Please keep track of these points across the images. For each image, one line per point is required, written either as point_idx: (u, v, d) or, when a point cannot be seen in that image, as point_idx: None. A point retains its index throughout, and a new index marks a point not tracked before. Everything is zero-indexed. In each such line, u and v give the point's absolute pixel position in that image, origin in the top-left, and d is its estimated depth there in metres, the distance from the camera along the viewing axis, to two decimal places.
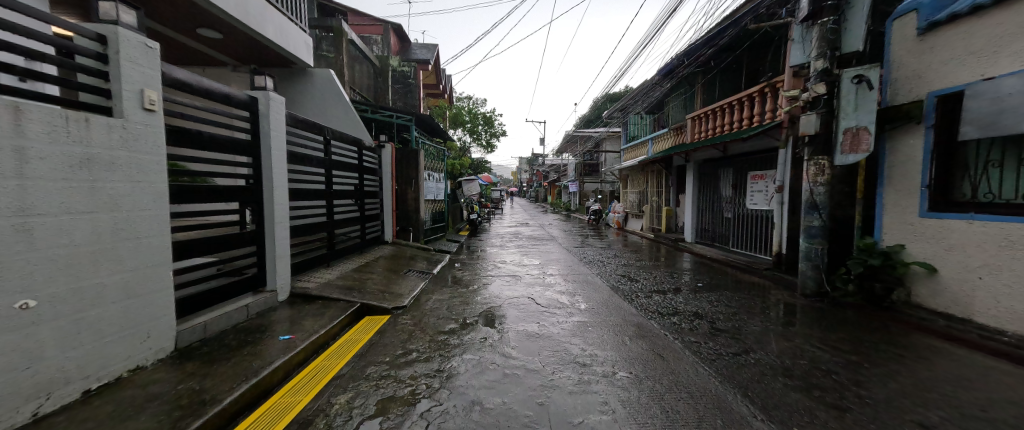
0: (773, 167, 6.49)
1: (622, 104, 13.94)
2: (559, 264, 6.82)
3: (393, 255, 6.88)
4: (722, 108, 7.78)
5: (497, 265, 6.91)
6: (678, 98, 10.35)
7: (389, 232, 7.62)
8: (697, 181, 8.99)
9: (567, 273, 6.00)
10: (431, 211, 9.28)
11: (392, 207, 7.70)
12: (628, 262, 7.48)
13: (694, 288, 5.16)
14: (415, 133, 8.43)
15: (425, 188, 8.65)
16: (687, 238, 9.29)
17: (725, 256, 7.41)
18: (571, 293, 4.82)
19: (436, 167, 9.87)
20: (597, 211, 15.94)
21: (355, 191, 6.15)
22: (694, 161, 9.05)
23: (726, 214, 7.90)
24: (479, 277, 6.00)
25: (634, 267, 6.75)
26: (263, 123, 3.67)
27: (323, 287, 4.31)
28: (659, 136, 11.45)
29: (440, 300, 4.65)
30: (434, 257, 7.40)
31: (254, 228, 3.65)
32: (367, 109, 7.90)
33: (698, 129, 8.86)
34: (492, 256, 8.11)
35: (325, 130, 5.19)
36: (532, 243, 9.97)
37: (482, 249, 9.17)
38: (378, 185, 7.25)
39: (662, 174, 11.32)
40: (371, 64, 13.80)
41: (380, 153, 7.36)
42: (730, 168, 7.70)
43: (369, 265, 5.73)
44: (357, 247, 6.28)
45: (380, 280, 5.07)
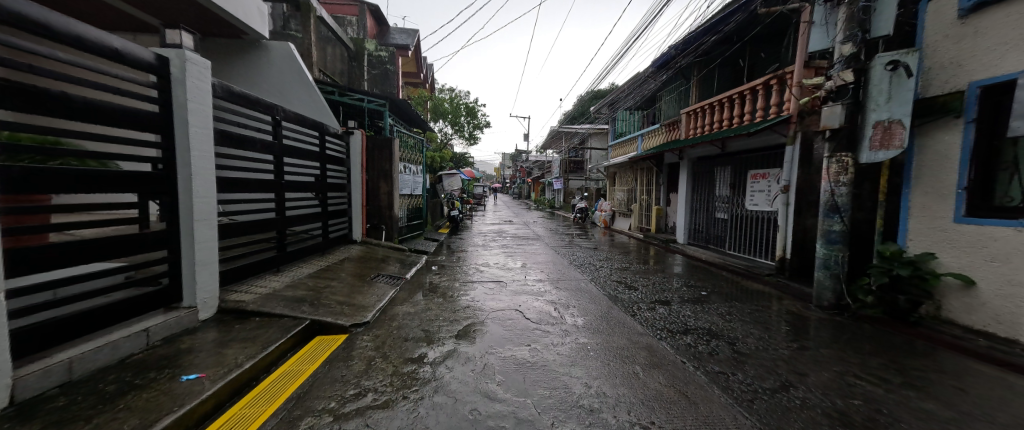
0: (776, 166, 6.07)
1: (612, 99, 13.45)
2: (547, 268, 6.18)
3: (361, 257, 6.08)
4: (721, 102, 7.33)
5: (479, 269, 6.21)
6: (672, 92, 9.86)
7: (358, 230, 6.80)
8: (691, 180, 8.55)
9: (557, 279, 5.37)
10: (408, 207, 8.47)
11: (362, 201, 6.87)
12: (621, 265, 6.93)
13: (699, 297, 4.64)
14: (390, 120, 7.58)
15: (400, 181, 7.83)
16: (679, 239, 8.86)
17: (721, 259, 6.96)
18: (564, 304, 4.19)
19: (414, 159, 9.02)
20: (583, 210, 15.45)
21: (315, 183, 5.33)
22: (688, 158, 8.60)
23: (722, 215, 7.47)
24: (458, 283, 5.28)
25: (629, 271, 6.20)
26: (176, 92, 2.82)
27: (264, 299, 3.51)
28: (651, 132, 10.99)
29: (411, 314, 3.92)
30: (408, 259, 6.63)
31: (164, 228, 2.82)
32: (335, 92, 6.99)
33: (694, 124, 8.40)
34: (473, 257, 7.40)
35: (275, 108, 4.34)
36: (517, 242, 9.32)
37: (463, 249, 8.43)
38: (345, 177, 6.44)
39: (652, 172, 10.87)
40: (345, 47, 12.74)
41: (348, 140, 6.56)
42: (728, 166, 7.26)
43: (329, 269, 4.93)
44: (317, 248, 5.45)
45: (339, 288, 4.29)
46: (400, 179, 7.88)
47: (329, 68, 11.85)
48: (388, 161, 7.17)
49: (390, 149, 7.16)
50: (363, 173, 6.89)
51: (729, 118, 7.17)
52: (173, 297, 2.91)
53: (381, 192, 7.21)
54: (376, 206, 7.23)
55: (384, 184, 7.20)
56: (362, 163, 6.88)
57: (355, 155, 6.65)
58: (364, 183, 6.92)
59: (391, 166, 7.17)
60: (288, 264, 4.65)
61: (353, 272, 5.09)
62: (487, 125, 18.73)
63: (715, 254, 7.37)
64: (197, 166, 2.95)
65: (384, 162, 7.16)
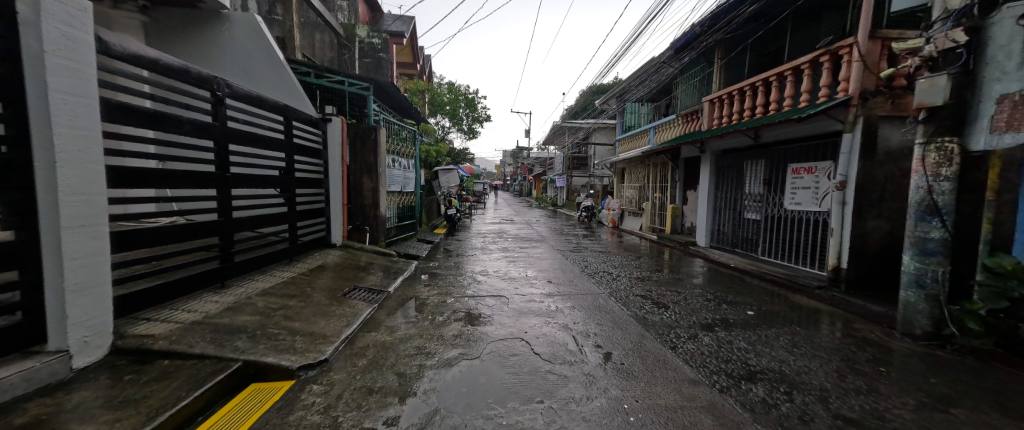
0: (826, 158, 5.18)
1: (623, 90, 12.48)
2: (555, 277, 5.28)
3: (336, 263, 5.21)
4: (752, 86, 6.43)
5: (476, 278, 5.32)
6: (691, 79, 8.91)
7: (337, 233, 5.95)
8: (714, 175, 7.63)
9: (569, 293, 4.47)
10: (398, 205, 7.56)
11: (342, 199, 6.01)
12: (639, 272, 6.05)
13: (749, 319, 3.74)
14: (376, 107, 6.66)
15: (387, 176, 6.91)
16: (700, 242, 7.95)
17: (754, 265, 6.06)
18: (583, 331, 3.30)
19: (405, 152, 8.09)
20: (588, 208, 14.56)
21: (278, 178, 4.46)
22: (709, 152, 7.70)
23: (753, 215, 6.56)
24: (451, 298, 4.38)
25: (653, 281, 5.31)
26: (28, 40, 1.92)
27: (187, 330, 2.63)
28: (665, 124, 10.09)
29: (384, 345, 3.03)
30: (394, 266, 5.73)
31: (14, 238, 1.91)
32: (311, 73, 6.06)
33: (717, 113, 7.50)
34: (470, 262, 6.50)
35: (215, 81, 3.44)
36: (520, 244, 8.45)
37: (459, 253, 7.52)
38: (321, 170, 5.58)
39: (667, 167, 9.96)
40: (335, 33, 11.81)
41: (325, 128, 5.71)
42: (761, 159, 6.35)
43: (292, 282, 4.04)
44: (281, 254, 4.58)
45: (299, 308, 3.40)
46: (387, 174, 6.96)
47: (315, 54, 10.91)
48: (372, 154, 6.23)
49: (375, 139, 6.22)
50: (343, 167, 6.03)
51: (762, 105, 6.27)
52: (30, 336, 1.99)
53: (365, 188, 6.27)
54: (359, 205, 6.29)
55: (368, 179, 6.27)
56: (342, 154, 6.01)
57: (333, 145, 5.80)
58: (344, 178, 6.04)
59: (375, 158, 6.23)
60: (236, 277, 3.76)
61: (322, 285, 4.20)
62: (487, 118, 17.81)
63: (745, 259, 6.45)
64: (68, 150, 2.07)
65: (368, 153, 6.24)
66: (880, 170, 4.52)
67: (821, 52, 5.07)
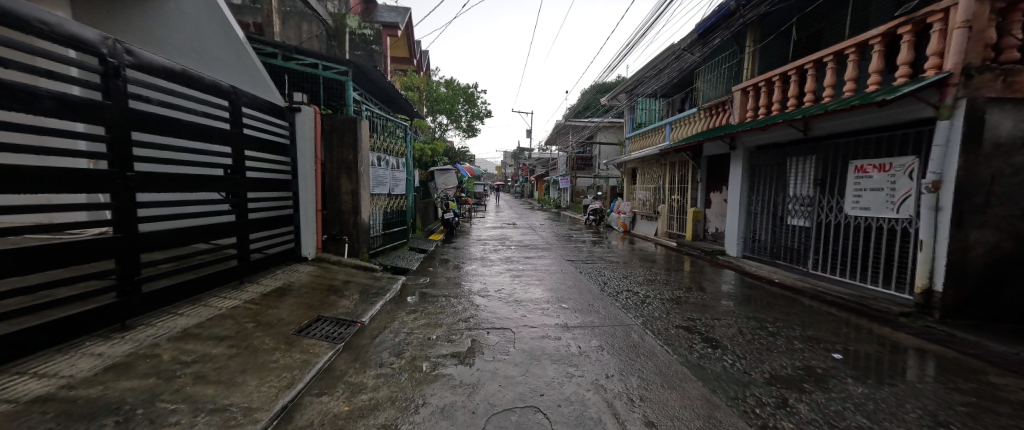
0: (904, 153, 4.21)
1: (634, 83, 11.53)
2: (571, 299, 4.32)
3: (302, 281, 4.24)
4: (797, 70, 5.49)
5: (473, 300, 4.35)
6: (718, 67, 7.92)
7: (309, 244, 5.05)
8: (748, 175, 6.65)
9: (592, 326, 3.50)
10: (385, 211, 6.61)
11: (315, 203, 5.11)
12: (670, 288, 5.09)
13: (844, 367, 2.75)
14: (357, 96, 5.69)
15: (371, 177, 5.96)
16: (730, 252, 6.97)
17: (805, 283, 5.09)
18: (625, 393, 2.33)
19: (395, 150, 7.13)
20: (597, 211, 13.60)
21: (221, 179, 3.51)
22: (741, 148, 6.74)
23: (799, 222, 5.60)
24: (442, 330, 3.41)
25: (691, 303, 4.34)
26: None
27: (13, 418, 1.66)
28: (684, 119, 9.15)
29: (335, 423, 2.05)
30: (376, 285, 4.74)
31: None
32: (278, 55, 5.11)
33: (751, 104, 6.56)
34: (468, 278, 5.53)
35: (103, 42, 2.42)
36: (524, 253, 7.50)
37: (456, 264, 6.54)
38: (288, 169, 4.71)
39: (687, 166, 9.01)
40: (321, 22, 10.83)
41: (293, 119, 4.81)
42: (811, 156, 5.38)
43: (230, 316, 3.07)
44: (224, 275, 3.65)
45: (224, 361, 2.43)
46: (371, 174, 6.00)
47: (299, 44, 9.99)
48: (350, 149, 5.25)
49: (354, 131, 5.24)
50: (318, 165, 5.12)
51: (810, 92, 5.34)
52: None
53: (342, 191, 5.28)
54: (336, 210, 5.30)
55: (346, 179, 5.28)
56: (317, 149, 5.12)
57: (304, 139, 4.91)
58: (319, 178, 5.12)
59: (355, 155, 5.25)
60: (150, 311, 2.82)
61: (272, 316, 3.22)
62: (488, 115, 16.88)
63: (791, 274, 5.50)
64: None
65: (346, 149, 5.25)
66: (988, 166, 3.54)
67: (897, 23, 4.13)
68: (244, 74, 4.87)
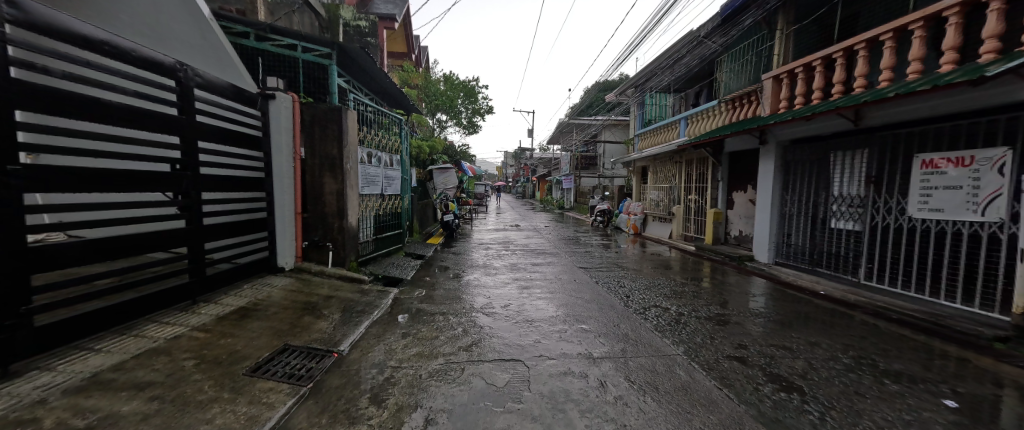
0: (991, 143, 3.52)
1: (645, 76, 10.84)
2: (594, 319, 3.62)
3: (273, 298, 3.57)
4: (843, 53, 4.83)
5: (476, 320, 3.65)
6: (744, 55, 7.25)
7: (286, 252, 4.39)
8: (781, 172, 5.98)
9: (625, 357, 2.82)
10: (376, 213, 5.94)
11: (294, 205, 4.45)
12: (703, 302, 4.39)
13: (976, 423, 2.05)
14: (343, 83, 5.00)
15: (360, 176, 5.30)
16: (761, 258, 6.30)
17: (859, 297, 4.42)
18: None
19: (388, 146, 6.46)
20: (604, 212, 12.92)
21: (162, 176, 2.83)
22: (774, 142, 6.07)
23: (847, 225, 4.91)
24: (439, 363, 2.73)
25: (736, 322, 3.65)
26: None
27: None
28: (703, 112, 8.47)
29: None
30: (362, 301, 4.05)
31: None
32: (251, 34, 4.43)
33: (784, 93, 5.88)
34: (470, 290, 4.85)
35: None
36: (531, 259, 6.80)
37: (457, 273, 5.87)
38: (260, 165, 4.09)
39: (707, 164, 8.33)
40: (311, 12, 10.11)
41: (266, 107, 4.16)
42: (862, 150, 4.70)
43: (166, 351, 2.39)
44: (172, 294, 3.00)
45: (133, 425, 1.75)
46: (359, 172, 5.33)
47: None
48: (335, 143, 4.57)
49: (339, 122, 4.56)
50: (298, 160, 4.46)
51: (860, 76, 4.66)
52: None
53: (325, 191, 4.60)
54: (318, 213, 4.62)
55: (329, 177, 4.60)
56: (297, 142, 4.46)
57: (279, 131, 4.24)
58: (299, 176, 4.46)
59: (340, 150, 4.57)
60: (51, 349, 2.15)
61: (222, 349, 2.54)
62: (488, 111, 16.21)
63: (838, 286, 4.81)
64: None
65: (329, 142, 4.57)
66: None
67: None
68: (214, 60, 4.18)
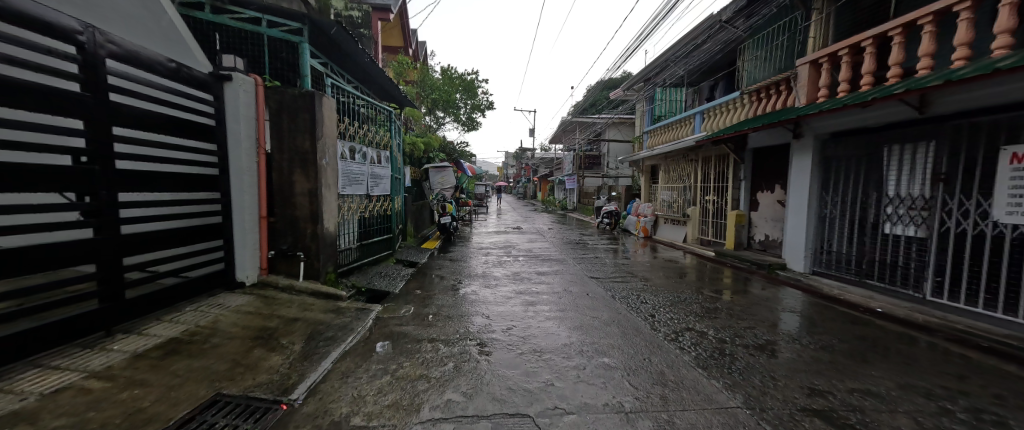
0: None
1: (655, 68, 10.16)
2: (617, 350, 2.92)
3: (219, 324, 2.87)
4: (901, 30, 4.14)
5: (471, 351, 2.94)
6: (771, 40, 6.53)
7: (247, 264, 3.70)
8: (820, 170, 5.28)
9: (667, 411, 2.11)
10: (360, 217, 5.25)
11: (257, 208, 3.76)
12: (744, 321, 3.68)
13: None
14: (319, 65, 4.30)
15: (340, 174, 4.61)
16: (797, 268, 5.59)
17: (929, 317, 3.71)
18: None
19: (376, 141, 5.77)
20: (611, 213, 12.22)
21: (54, 170, 2.13)
22: (810, 136, 5.37)
23: (908, 232, 4.19)
24: (419, 419, 2.04)
25: (795, 352, 2.93)
26: None
27: None
28: (722, 105, 7.76)
29: None
30: (335, 323, 3.35)
31: None
32: (206, 6, 3.76)
33: (823, 80, 5.18)
34: (466, 306, 4.14)
35: None
36: (536, 268, 6.09)
37: (452, 284, 5.16)
38: (212, 160, 3.40)
39: (727, 161, 7.63)
40: None
41: (220, 91, 3.47)
42: (927, 142, 4.00)
43: (29, 416, 1.69)
44: (74, 326, 2.28)
45: None
46: (339, 169, 4.64)
47: None
48: (306, 134, 3.88)
49: (311, 110, 3.87)
50: (263, 155, 3.78)
51: (926, 56, 3.95)
52: None
53: (295, 191, 3.90)
54: (287, 217, 3.91)
55: (300, 175, 3.90)
56: (262, 133, 3.77)
57: (237, 120, 3.55)
58: (264, 175, 3.77)
59: (312, 142, 3.87)
60: None
61: (117, 408, 1.84)
62: (488, 107, 15.58)
63: (898, 303, 4.09)
64: None
65: (300, 134, 3.87)
66: None
67: None
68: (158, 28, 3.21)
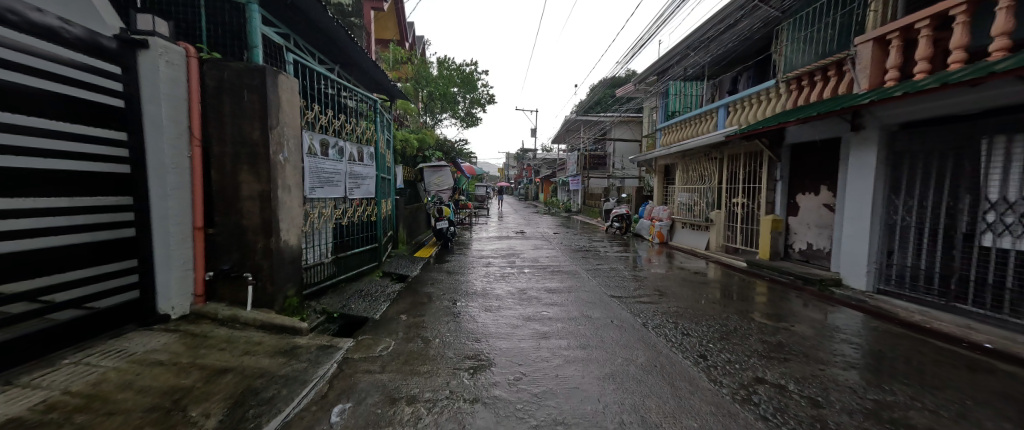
0: None
1: (672, 59, 9.25)
2: (673, 422, 2.03)
3: (102, 387, 1.99)
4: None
5: (465, 423, 2.05)
6: (819, 18, 5.63)
7: (176, 292, 2.83)
8: (890, 167, 4.40)
9: None
10: (336, 224, 4.38)
11: (190, 218, 2.88)
12: (826, 364, 2.79)
13: None
14: (278, 37, 3.42)
15: (307, 173, 3.74)
16: (856, 284, 4.71)
17: None
18: None
19: (357, 134, 4.89)
20: (622, 216, 11.35)
21: None
22: (876, 128, 4.48)
23: (1021, 245, 3.33)
24: None
25: (930, 426, 2.03)
26: None
27: None
28: (755, 96, 6.88)
29: None
30: (280, 373, 2.46)
31: None
32: None
33: (892, 61, 4.32)
34: (462, 339, 3.26)
35: None
36: (544, 283, 5.20)
37: (446, 306, 4.27)
38: (119, 153, 2.53)
39: (760, 160, 6.75)
40: None
41: (132, 62, 2.60)
42: None
43: None
44: None
45: None
46: (307, 167, 3.77)
47: None
48: (255, 121, 3.00)
49: (262, 90, 2.99)
50: (197, 148, 2.91)
51: None
52: None
53: (241, 194, 3.02)
54: (231, 228, 3.04)
55: (247, 174, 3.03)
56: (196, 120, 2.90)
57: (156, 100, 2.66)
58: (198, 174, 2.90)
59: (263, 132, 3.00)
60: None
61: None
62: (489, 101, 14.73)
63: (1012, 336, 3.21)
64: None
65: (246, 120, 2.99)
66: None
67: None
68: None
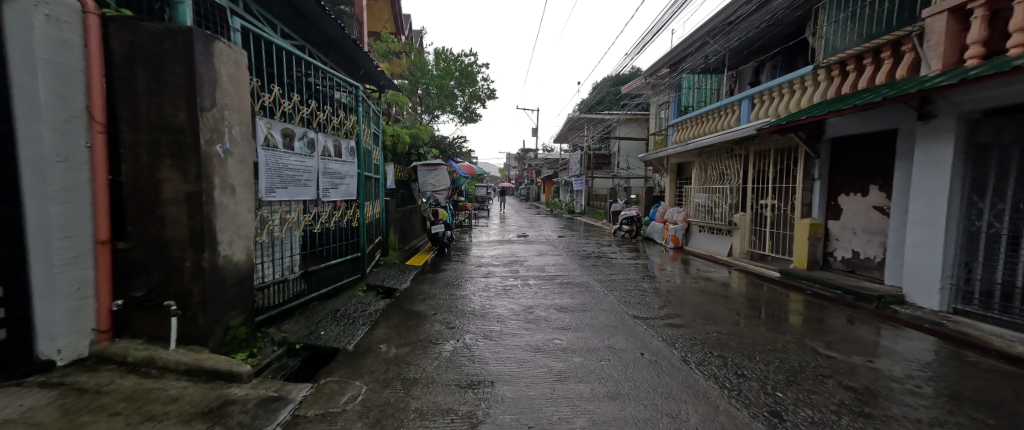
0: None
1: (688, 49, 8.50)
2: None
3: None
4: None
5: None
6: None
7: (69, 328, 2.09)
8: (972, 163, 3.65)
9: None
10: (304, 231, 3.64)
11: (88, 228, 2.14)
12: (945, 423, 2.07)
13: None
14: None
15: (261, 170, 3.00)
16: (926, 303, 3.96)
17: None
18: None
19: (334, 126, 4.15)
20: (632, 218, 10.60)
21: None
22: (953, 115, 3.74)
23: None
24: None
25: None
26: None
27: None
28: (788, 85, 6.14)
29: None
30: None
31: None
32: None
33: (977, 34, 3.59)
34: (454, 383, 2.51)
35: None
36: (553, 300, 4.46)
37: (436, 331, 3.53)
38: None
39: (795, 157, 6.01)
40: None
41: None
42: None
43: None
44: None
45: None
46: (263, 163, 3.04)
47: None
48: (180, 101, 2.27)
49: (188, 59, 2.25)
50: (100, 135, 2.18)
51: None
52: None
53: (161, 195, 2.29)
54: (150, 241, 2.30)
55: (170, 170, 2.29)
56: (97, 97, 2.16)
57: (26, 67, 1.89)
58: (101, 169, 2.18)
59: (190, 114, 2.27)
60: None
61: None
62: (489, 96, 14.02)
63: None
64: None
65: (167, 97, 2.24)
66: None
67: None
68: None
